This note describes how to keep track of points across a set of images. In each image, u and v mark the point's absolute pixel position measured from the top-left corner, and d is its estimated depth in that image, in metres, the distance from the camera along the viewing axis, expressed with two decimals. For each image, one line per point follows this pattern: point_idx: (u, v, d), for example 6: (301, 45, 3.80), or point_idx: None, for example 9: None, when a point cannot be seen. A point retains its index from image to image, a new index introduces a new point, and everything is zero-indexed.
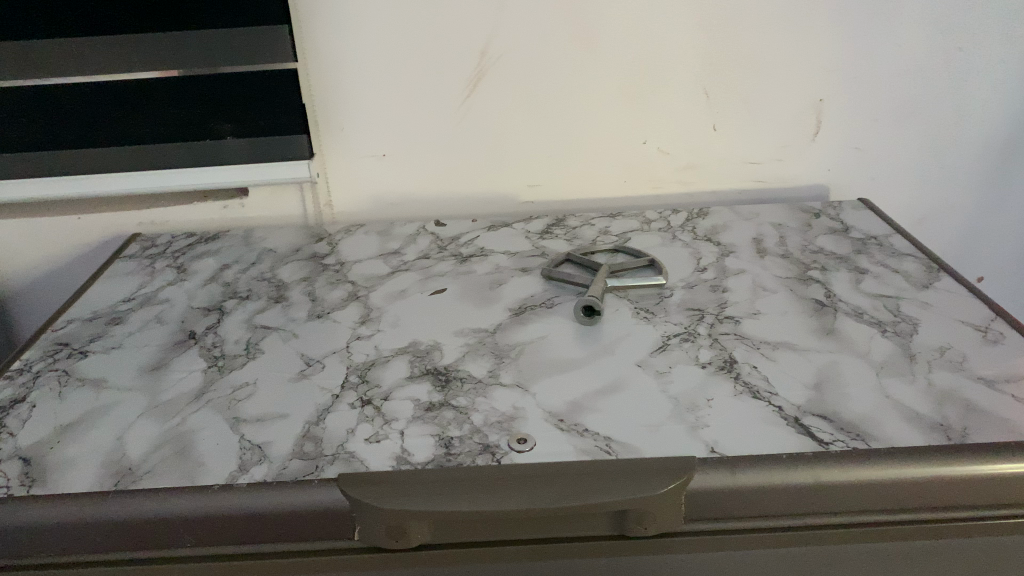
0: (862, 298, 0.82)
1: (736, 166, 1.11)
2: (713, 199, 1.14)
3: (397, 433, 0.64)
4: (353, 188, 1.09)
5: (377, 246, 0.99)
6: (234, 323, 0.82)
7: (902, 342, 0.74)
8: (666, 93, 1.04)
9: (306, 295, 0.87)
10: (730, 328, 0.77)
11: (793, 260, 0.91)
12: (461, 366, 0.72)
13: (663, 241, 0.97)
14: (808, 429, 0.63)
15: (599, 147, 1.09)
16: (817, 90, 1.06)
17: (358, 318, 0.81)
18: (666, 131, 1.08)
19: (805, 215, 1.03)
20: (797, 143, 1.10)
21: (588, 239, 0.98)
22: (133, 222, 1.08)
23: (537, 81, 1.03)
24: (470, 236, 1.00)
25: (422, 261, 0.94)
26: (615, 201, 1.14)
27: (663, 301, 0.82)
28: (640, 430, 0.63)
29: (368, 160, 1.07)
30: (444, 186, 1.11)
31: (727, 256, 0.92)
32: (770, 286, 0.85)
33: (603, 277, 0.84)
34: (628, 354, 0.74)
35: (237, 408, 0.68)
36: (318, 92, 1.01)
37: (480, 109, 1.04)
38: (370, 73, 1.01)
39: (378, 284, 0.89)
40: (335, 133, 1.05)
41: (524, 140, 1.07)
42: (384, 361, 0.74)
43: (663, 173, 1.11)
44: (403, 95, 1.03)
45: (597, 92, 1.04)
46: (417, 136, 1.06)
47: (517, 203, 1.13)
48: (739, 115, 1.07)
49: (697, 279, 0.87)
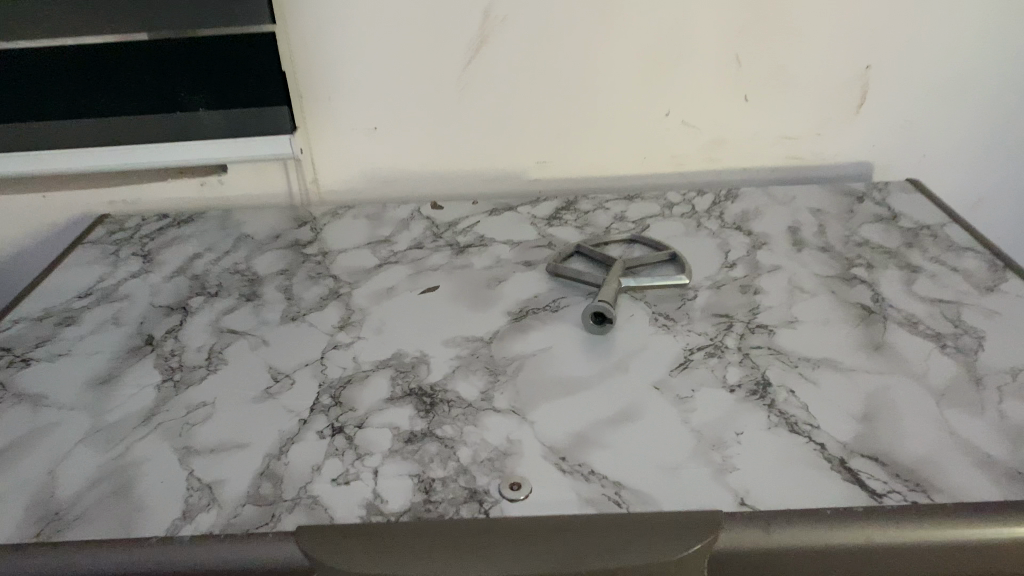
0: (916, 304, 0.71)
1: (768, 142, 0.99)
2: (743, 179, 1.03)
3: (369, 472, 0.54)
4: (344, 165, 0.99)
5: (366, 233, 0.89)
6: (198, 326, 0.72)
7: (965, 362, 0.63)
8: (693, 59, 0.92)
9: (282, 293, 0.77)
10: (763, 340, 0.67)
11: (834, 255, 0.80)
12: (450, 385, 0.63)
13: (687, 230, 0.86)
14: (857, 476, 0.53)
15: (617, 120, 0.97)
16: (862, 57, 0.93)
17: (338, 322, 0.72)
18: (691, 102, 0.96)
19: (848, 199, 0.91)
20: (838, 116, 0.98)
21: (602, 227, 0.88)
22: (103, 201, 0.99)
23: (547, 47, 0.91)
24: (470, 222, 0.90)
25: (416, 252, 0.84)
26: (633, 179, 1.02)
27: (684, 305, 0.72)
28: (657, 473, 0.53)
29: (358, 134, 0.96)
30: (443, 162, 1.00)
31: (758, 249, 0.81)
32: (808, 287, 0.74)
33: (617, 276, 0.74)
34: (644, 373, 0.63)
35: (190, 436, 0.59)
36: (302, 57, 0.90)
37: (482, 77, 0.93)
38: (358, 36, 0.89)
39: (363, 280, 0.79)
40: (320, 103, 0.94)
41: (532, 111, 0.96)
42: (362, 378, 0.64)
43: (688, 149, 1.00)
44: (396, 62, 0.91)
45: (615, 59, 0.92)
46: (412, 107, 0.95)
47: (524, 183, 1.02)
48: (773, 84, 0.95)
49: (724, 278, 0.76)
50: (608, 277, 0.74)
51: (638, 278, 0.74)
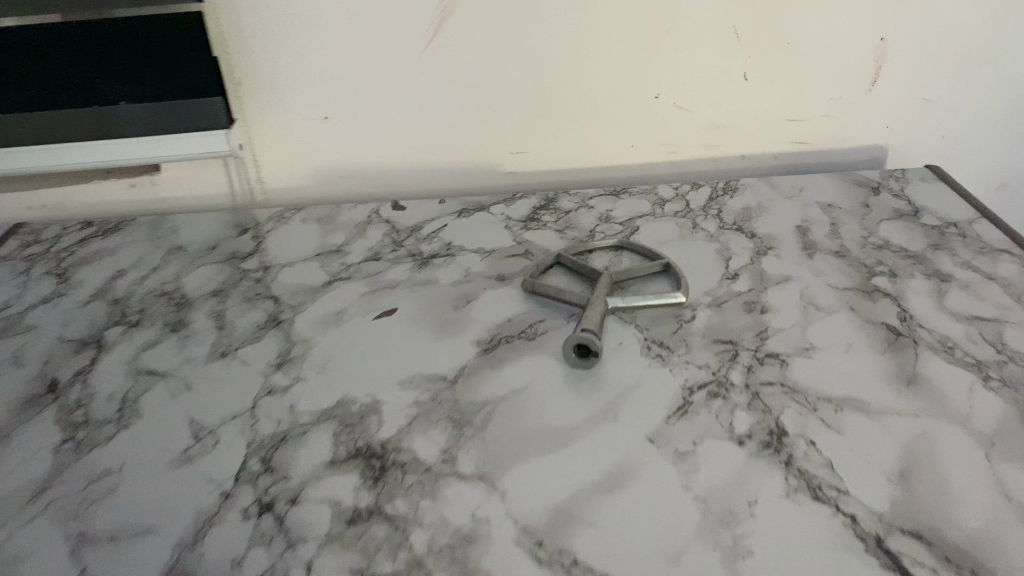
0: (950, 322, 0.61)
1: (771, 124, 0.89)
2: (742, 166, 0.92)
3: (302, 567, 0.44)
4: (292, 160, 0.87)
5: (316, 241, 0.78)
6: (112, 367, 0.61)
7: (1015, 399, 0.53)
8: (685, 32, 0.81)
9: (213, 321, 0.66)
10: (775, 375, 0.57)
11: (850, 260, 0.69)
12: (405, 442, 0.52)
13: (681, 233, 0.75)
14: (898, 561, 0.43)
15: (601, 104, 0.86)
16: (877, 27, 0.82)
17: (276, 359, 0.61)
18: (684, 81, 0.85)
19: (862, 191, 0.81)
20: (850, 95, 0.87)
21: (585, 230, 0.77)
22: (19, 207, 0.87)
23: (521, 23, 0.79)
24: (435, 225, 0.79)
25: (372, 265, 0.73)
26: (621, 169, 0.91)
27: (682, 328, 0.62)
28: (654, 561, 0.44)
29: (307, 126, 0.85)
30: (406, 156, 0.88)
31: (764, 256, 0.71)
32: (824, 304, 0.64)
33: (602, 294, 0.64)
34: (636, 419, 0.53)
35: (87, 518, 0.48)
36: (237, 39, 0.78)
37: (447, 59, 0.81)
38: (301, 13, 0.77)
39: (309, 302, 0.68)
40: (261, 92, 0.82)
41: (504, 96, 0.84)
42: (300, 434, 0.54)
43: (681, 134, 0.89)
44: (346, 44, 0.79)
45: (599, 35, 0.80)
46: (368, 95, 0.83)
47: (497, 176, 0.91)
48: (777, 61, 0.84)
49: (726, 292, 0.66)
50: (593, 297, 0.63)
51: (627, 297, 0.64)
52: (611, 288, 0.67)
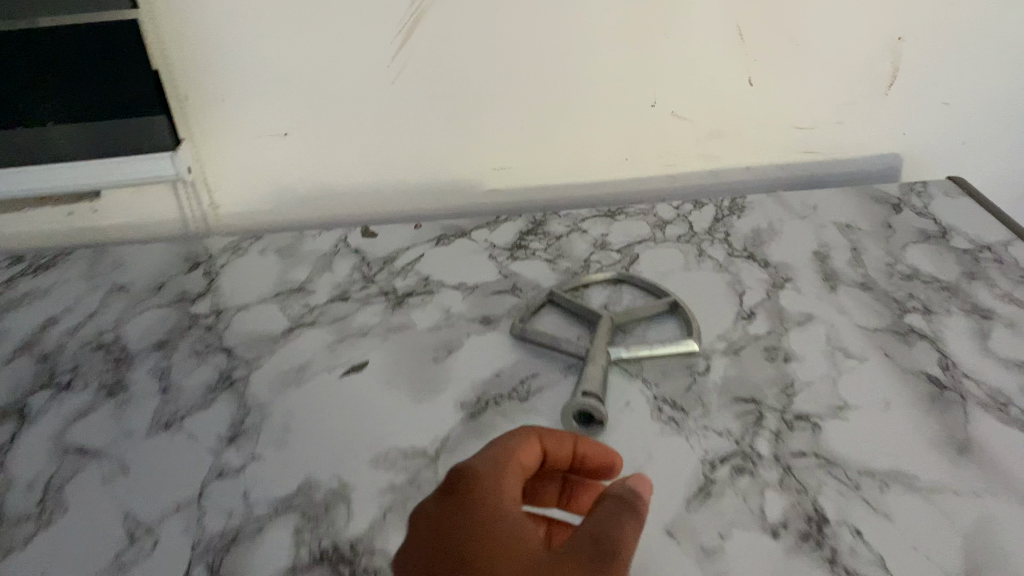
0: (998, 371, 0.54)
1: (777, 133, 0.80)
2: (746, 179, 0.84)
3: None
4: (248, 182, 0.78)
5: (277, 277, 0.69)
6: (36, 444, 0.53)
7: None
8: (684, 34, 0.72)
9: (156, 383, 0.58)
10: (806, 443, 0.49)
11: (877, 294, 0.62)
12: (379, 541, 0.45)
13: (687, 262, 0.67)
14: None
15: (592, 114, 0.77)
16: (894, 25, 0.74)
17: (227, 432, 0.53)
18: (683, 87, 0.76)
19: (882, 208, 0.73)
20: (863, 100, 0.79)
21: (579, 259, 0.69)
22: None
23: (501, 25, 0.70)
24: (410, 256, 0.70)
25: (339, 306, 0.65)
26: (614, 184, 0.83)
27: (695, 382, 0.54)
28: None
29: (264, 143, 0.75)
30: (376, 175, 0.79)
31: (780, 289, 0.63)
32: (853, 349, 0.57)
33: (603, 344, 0.56)
34: (649, 504, 0.46)
35: None
36: (179, 51, 0.69)
37: (420, 67, 0.72)
38: (252, 17, 0.67)
39: (267, 355, 0.60)
40: (210, 107, 0.72)
41: (485, 107, 0.75)
42: (256, 531, 0.46)
43: (680, 144, 0.80)
44: (305, 52, 0.70)
45: (589, 37, 0.71)
46: (331, 107, 0.74)
47: (478, 195, 0.82)
48: (784, 64, 0.76)
49: (742, 336, 0.58)
50: (593, 347, 0.56)
51: (631, 346, 0.56)
52: (612, 333, 0.59)
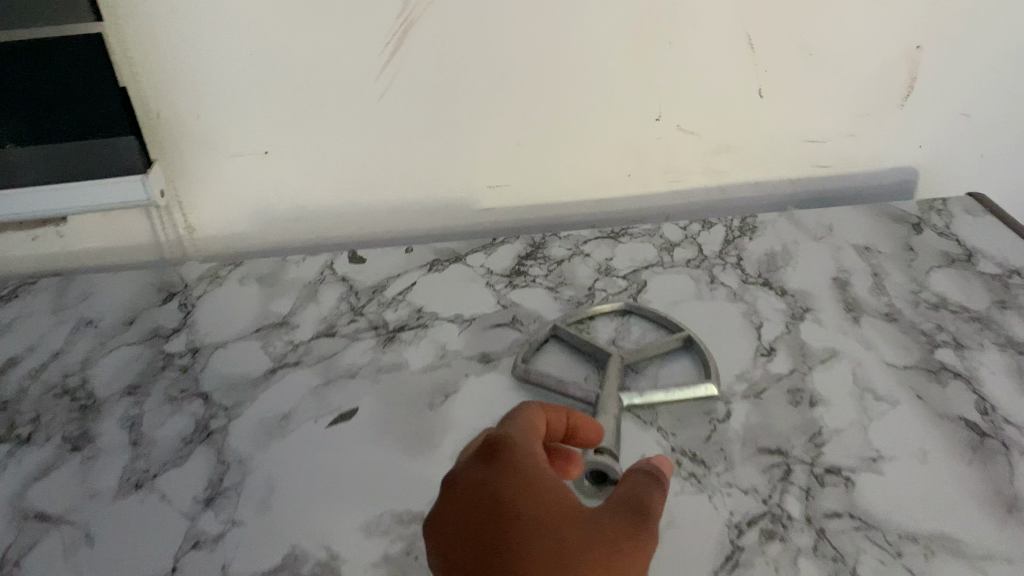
0: None
1: (787, 146, 0.76)
2: (754, 195, 0.79)
3: None
4: (227, 204, 0.73)
5: (258, 309, 0.64)
6: None
7: None
8: (691, 44, 0.67)
9: (126, 435, 0.53)
10: (839, 502, 0.45)
11: (905, 326, 0.58)
12: None
13: (698, 291, 0.63)
14: None
15: (593, 128, 0.72)
16: (913, 34, 0.69)
17: (204, 493, 0.48)
18: (690, 99, 0.71)
19: (903, 228, 0.69)
20: (879, 111, 0.74)
21: (583, 287, 0.64)
22: None
23: (497, 36, 0.65)
24: (402, 284, 0.66)
25: (326, 343, 0.60)
26: (616, 201, 0.78)
27: (715, 431, 0.50)
28: None
29: (243, 163, 0.70)
30: (363, 195, 0.74)
31: (800, 321, 0.59)
32: (882, 390, 0.52)
33: (614, 389, 0.52)
34: None
35: None
36: (149, 66, 0.63)
37: (410, 80, 0.67)
38: (228, 29, 0.62)
39: (248, 402, 0.55)
40: (184, 126, 0.67)
41: (480, 123, 0.70)
42: None
43: (686, 159, 0.75)
44: (285, 66, 0.65)
45: (591, 49, 0.67)
46: (315, 124, 0.69)
47: (472, 214, 0.77)
48: (797, 74, 0.71)
49: (763, 377, 0.54)
50: (603, 392, 0.51)
51: (644, 391, 0.52)
52: (623, 374, 0.55)
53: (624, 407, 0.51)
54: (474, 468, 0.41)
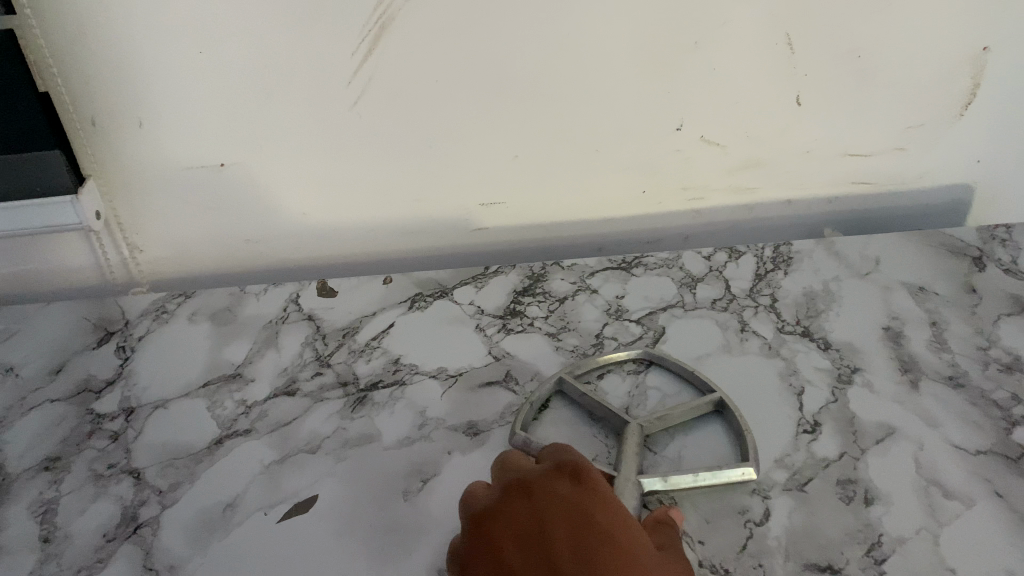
0: None
1: (822, 163, 0.64)
2: (784, 217, 0.69)
3: None
4: (177, 224, 0.63)
5: (208, 357, 0.55)
6: None
7: None
8: (718, 44, 0.56)
9: (37, 528, 0.44)
10: None
11: (974, 398, 0.48)
12: None
13: (726, 342, 0.54)
14: None
15: (601, 139, 0.61)
16: (980, 32, 0.57)
17: None
18: (715, 108, 0.60)
19: (963, 265, 0.59)
20: (933, 121, 0.62)
21: (590, 334, 0.55)
22: None
23: (491, 34, 0.54)
24: (377, 328, 0.56)
25: (285, 405, 0.51)
26: (626, 223, 0.68)
27: (751, 539, 0.41)
28: None
29: (193, 178, 0.60)
30: (334, 211, 0.64)
31: (848, 387, 0.50)
32: (953, 485, 0.43)
33: (632, 471, 0.43)
34: None
35: None
36: (73, 65, 0.53)
37: (386, 86, 0.56)
38: (166, 24, 0.52)
39: (187, 483, 0.46)
40: (120, 135, 0.57)
41: (471, 134, 0.60)
42: None
43: (706, 175, 0.65)
44: (236, 67, 0.54)
45: (601, 50, 0.56)
46: (273, 134, 0.58)
47: (462, 234, 0.67)
48: (839, 79, 0.59)
49: (807, 463, 0.45)
50: (619, 477, 0.43)
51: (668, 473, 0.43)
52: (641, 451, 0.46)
53: (644, 493, 0.43)
54: (542, 477, 0.39)
